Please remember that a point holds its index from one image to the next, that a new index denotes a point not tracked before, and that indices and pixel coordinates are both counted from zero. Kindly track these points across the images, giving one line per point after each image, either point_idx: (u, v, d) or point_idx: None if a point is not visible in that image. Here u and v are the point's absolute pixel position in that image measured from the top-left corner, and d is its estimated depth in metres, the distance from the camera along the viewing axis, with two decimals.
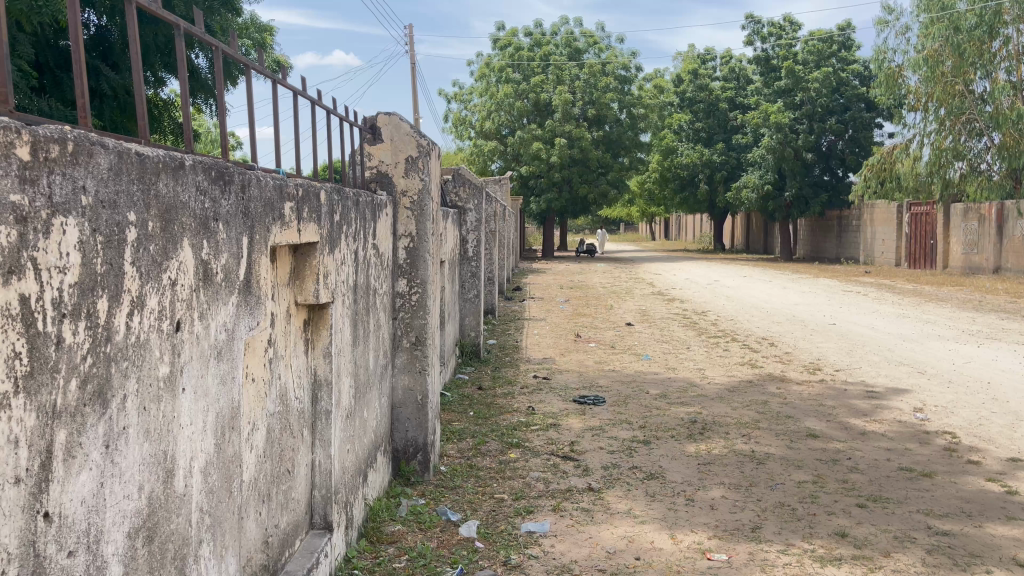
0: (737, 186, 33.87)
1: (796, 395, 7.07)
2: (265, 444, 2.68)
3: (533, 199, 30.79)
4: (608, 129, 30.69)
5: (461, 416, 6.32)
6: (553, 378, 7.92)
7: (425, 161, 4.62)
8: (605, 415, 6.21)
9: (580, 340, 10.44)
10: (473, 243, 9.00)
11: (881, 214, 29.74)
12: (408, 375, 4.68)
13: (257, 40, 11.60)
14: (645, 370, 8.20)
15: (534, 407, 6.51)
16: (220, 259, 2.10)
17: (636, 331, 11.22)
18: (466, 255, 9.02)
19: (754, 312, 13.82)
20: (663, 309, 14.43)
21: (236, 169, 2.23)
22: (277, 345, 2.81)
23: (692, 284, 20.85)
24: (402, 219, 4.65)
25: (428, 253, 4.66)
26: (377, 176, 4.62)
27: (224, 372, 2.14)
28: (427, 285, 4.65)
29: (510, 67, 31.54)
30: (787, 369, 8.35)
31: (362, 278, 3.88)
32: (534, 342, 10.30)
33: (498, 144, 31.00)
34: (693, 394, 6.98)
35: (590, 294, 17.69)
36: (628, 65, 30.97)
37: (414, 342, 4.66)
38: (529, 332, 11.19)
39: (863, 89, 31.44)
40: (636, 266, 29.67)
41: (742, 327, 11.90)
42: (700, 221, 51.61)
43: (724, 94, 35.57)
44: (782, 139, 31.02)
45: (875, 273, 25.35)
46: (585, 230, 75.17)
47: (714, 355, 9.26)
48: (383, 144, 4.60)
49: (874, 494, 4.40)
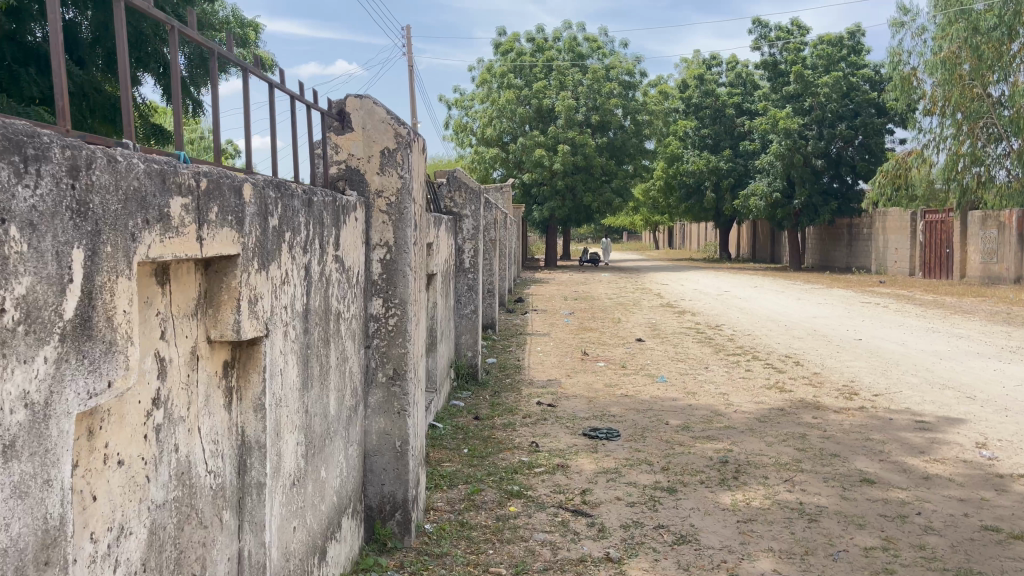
0: (745, 194, 33.03)
1: (836, 426, 6.19)
2: (143, 556, 1.82)
3: (536, 208, 30.02)
4: (612, 136, 29.90)
5: (454, 454, 5.45)
6: (559, 405, 7.05)
7: (405, 153, 3.77)
8: (619, 454, 5.34)
9: (587, 358, 9.57)
10: (470, 254, 8.17)
11: (893, 222, 28.90)
12: (384, 417, 3.81)
13: (239, 36, 10.76)
14: (661, 396, 7.32)
15: (537, 443, 5.64)
16: (16, 288, 1.25)
17: (648, 348, 10.34)
18: (463, 267, 8.19)
19: (773, 326, 12.96)
20: (675, 323, 13.54)
21: (62, 143, 1.39)
22: (170, 407, 1.95)
23: (701, 294, 19.97)
24: (376, 225, 3.78)
25: (409, 267, 3.81)
26: (346, 172, 3.78)
27: (26, 479, 1.28)
28: (407, 305, 3.80)
29: (512, 73, 30.79)
30: (819, 394, 7.47)
31: (319, 300, 3.02)
32: (539, 361, 9.43)
33: (500, 151, 30.19)
34: (720, 427, 6.10)
35: (595, 305, 16.82)
36: (632, 70, 30.20)
37: (392, 375, 3.81)
38: (533, 350, 10.33)
39: (873, 94, 30.64)
40: (641, 276, 28.80)
41: (761, 343, 11.03)
42: (705, 230, 50.83)
43: (731, 99, 34.77)
44: (791, 146, 30.25)
45: (891, 283, 24.45)
46: (588, 239, 74.64)
47: (735, 377, 8.39)
48: (353, 133, 3.77)
49: (963, 568, 3.54)
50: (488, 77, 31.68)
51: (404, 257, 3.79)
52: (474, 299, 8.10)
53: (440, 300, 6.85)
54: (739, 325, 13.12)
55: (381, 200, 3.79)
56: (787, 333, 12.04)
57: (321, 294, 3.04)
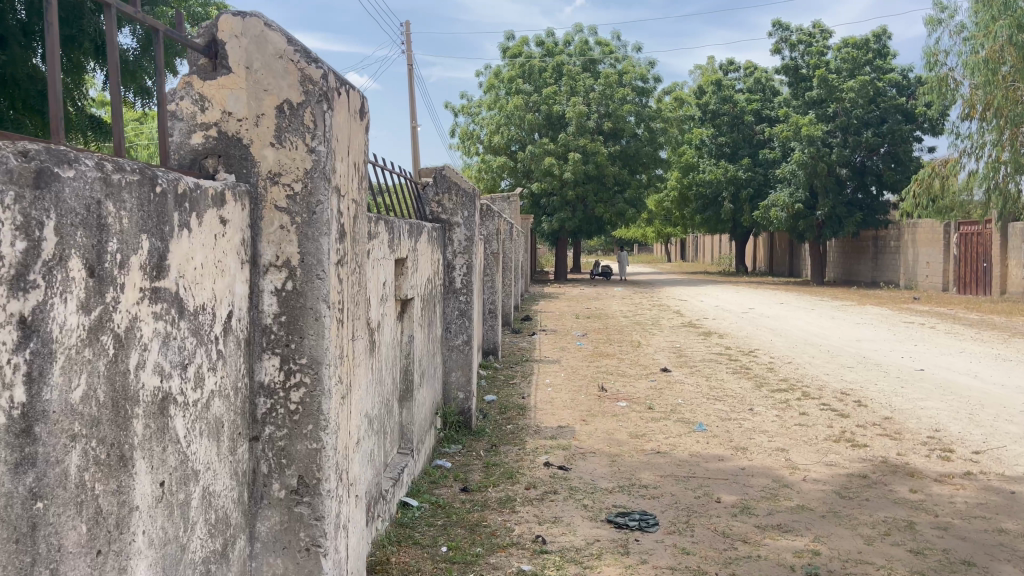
0: (765, 205, 31.44)
1: (946, 509, 4.59)
2: None
3: (545, 218, 28.48)
4: (625, 144, 28.37)
5: (425, 556, 3.88)
6: (574, 467, 5.50)
7: (319, 110, 2.22)
8: (660, 562, 3.76)
9: (606, 395, 8.00)
10: (462, 271, 6.51)
11: (924, 234, 27.25)
12: (281, 558, 2.25)
13: (199, 16, 9.19)
14: (703, 454, 5.73)
15: (544, 537, 4.07)
16: None
17: (677, 381, 8.77)
18: (453, 287, 6.54)
19: (813, 353, 11.39)
20: (702, 347, 11.95)
21: None
22: None
23: (724, 312, 18.46)
24: (270, 235, 2.24)
25: (328, 300, 2.25)
26: (217, 143, 2.23)
27: None
28: (325, 368, 2.25)
29: (520, 78, 29.38)
30: (903, 451, 5.88)
31: (91, 386, 1.47)
32: (549, 399, 7.83)
33: (508, 160, 28.75)
34: (792, 508, 4.50)
35: (610, 325, 15.23)
36: (646, 76, 28.76)
37: (297, 486, 2.25)
38: (542, 384, 8.73)
39: (901, 100, 29.05)
40: (656, 291, 27.22)
41: (807, 375, 9.44)
42: (720, 242, 49.29)
43: (750, 105, 33.08)
44: (815, 154, 28.65)
45: (926, 300, 22.77)
46: (598, 251, 73.58)
47: (790, 424, 6.76)
48: (231, 77, 2.23)
49: None
50: (495, 82, 30.20)
51: (322, 288, 2.24)
52: (470, 326, 6.47)
53: (420, 331, 5.33)
54: (775, 351, 11.54)
55: (280, 188, 2.23)
56: (834, 362, 10.45)
57: (107, 375, 1.50)
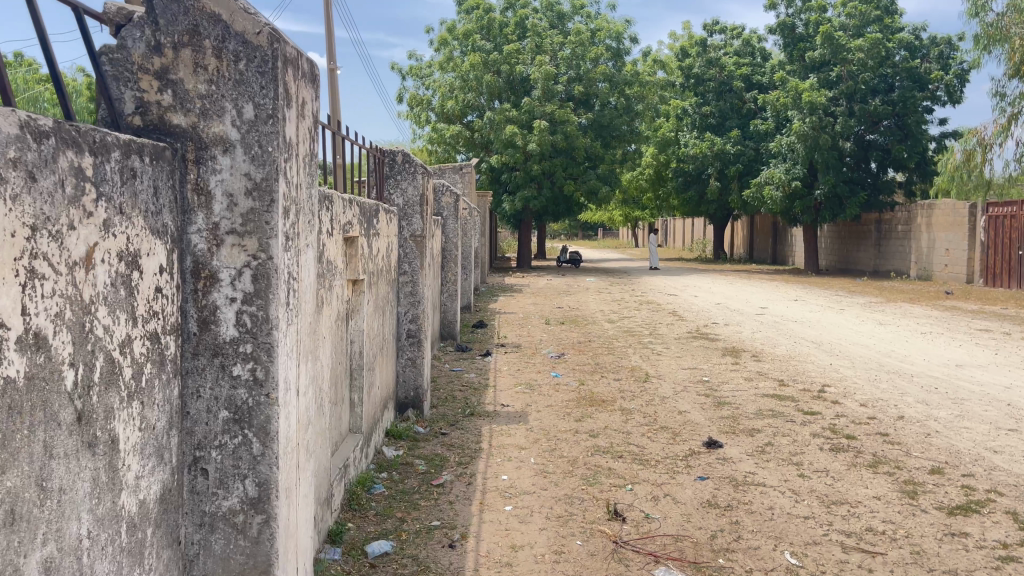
0: (757, 182, 27.29)
1: None
2: None
3: (506, 197, 24.18)
4: (597, 112, 24.12)
5: None
6: None
7: None
8: None
9: (622, 535, 3.82)
10: (235, 287, 2.12)
11: (940, 217, 23.14)
12: None
13: None
14: None
15: None
16: None
17: (750, 484, 4.61)
18: (209, 337, 2.12)
19: (918, 395, 7.26)
20: (742, 381, 7.87)
21: None
22: None
23: (732, 313, 14.46)
24: None
25: None
26: None
27: None
28: None
29: (477, 33, 24.62)
30: None
31: None
32: (512, 554, 3.63)
33: (464, 130, 24.33)
34: None
35: (595, 336, 11.09)
36: (623, 32, 24.45)
37: None
38: (498, 491, 4.50)
39: (914, 63, 24.97)
40: (636, 282, 23.09)
41: (966, 456, 5.31)
42: (693, 226, 45.48)
43: (739, 70, 28.81)
44: (817, 124, 24.37)
45: (961, 296, 18.90)
46: (560, 235, 69.80)
47: None
48: None
49: None
50: (449, 39, 25.57)
51: None
52: (271, 453, 2.14)
53: None
54: (859, 393, 7.39)
55: None
56: (974, 421, 6.30)
57: None
